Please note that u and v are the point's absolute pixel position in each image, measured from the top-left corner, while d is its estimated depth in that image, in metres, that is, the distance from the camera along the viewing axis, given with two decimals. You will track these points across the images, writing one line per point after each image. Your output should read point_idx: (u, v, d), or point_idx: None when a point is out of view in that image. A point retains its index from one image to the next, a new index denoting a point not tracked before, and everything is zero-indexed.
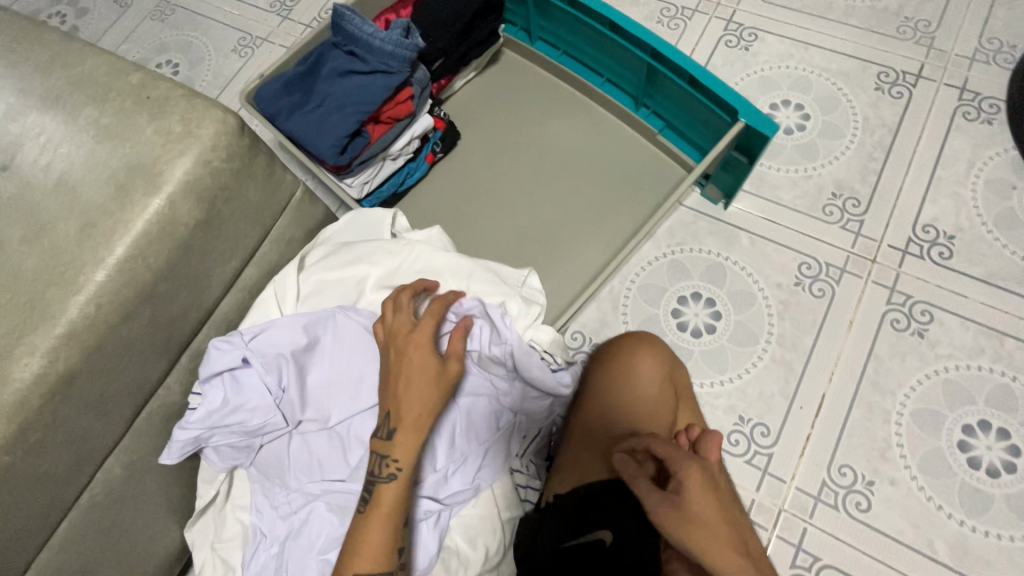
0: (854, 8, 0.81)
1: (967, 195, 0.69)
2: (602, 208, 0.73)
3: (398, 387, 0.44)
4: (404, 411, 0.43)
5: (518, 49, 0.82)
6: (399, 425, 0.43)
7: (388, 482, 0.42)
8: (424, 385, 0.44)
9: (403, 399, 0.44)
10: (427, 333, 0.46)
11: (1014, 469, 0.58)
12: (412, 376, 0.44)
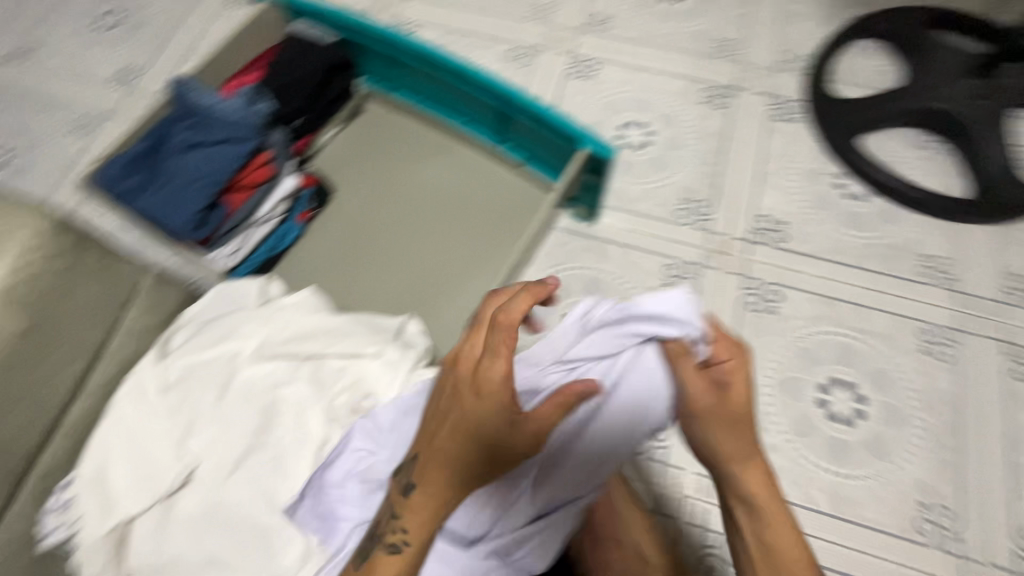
0: (675, 35, 0.92)
1: (790, 184, 0.80)
2: (483, 243, 0.75)
3: (442, 439, 0.42)
4: (431, 466, 0.42)
5: (381, 100, 0.85)
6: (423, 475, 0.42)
7: (387, 548, 0.41)
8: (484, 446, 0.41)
9: (433, 465, 0.41)
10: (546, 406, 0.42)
11: (863, 416, 0.67)
12: (468, 435, 0.41)
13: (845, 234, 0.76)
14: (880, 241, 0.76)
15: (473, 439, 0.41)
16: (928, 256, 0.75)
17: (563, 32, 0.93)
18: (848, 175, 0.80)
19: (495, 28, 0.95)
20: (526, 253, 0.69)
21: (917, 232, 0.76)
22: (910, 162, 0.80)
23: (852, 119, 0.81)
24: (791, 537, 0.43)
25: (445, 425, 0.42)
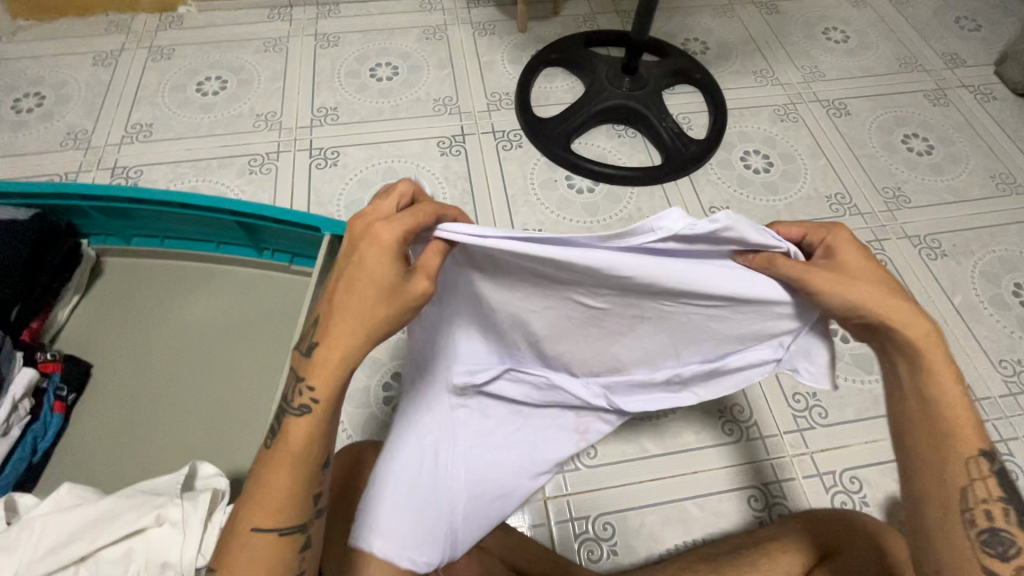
0: (398, 107, 1.02)
1: (534, 198, 0.92)
2: (272, 354, 0.73)
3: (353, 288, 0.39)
4: (334, 340, 0.39)
5: (117, 253, 0.80)
6: (320, 339, 0.39)
7: (299, 413, 0.40)
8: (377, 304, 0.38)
9: (338, 320, 0.39)
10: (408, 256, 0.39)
11: None
12: (368, 297, 0.38)
13: (589, 222, 0.90)
14: (616, 216, 0.91)
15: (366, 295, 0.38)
16: (652, 215, 0.91)
17: (297, 133, 0.98)
18: (574, 174, 0.95)
19: (228, 148, 0.97)
20: None
21: (639, 199, 0.92)
22: (614, 149, 0.98)
23: (559, 130, 0.97)
24: (948, 374, 0.42)
25: (332, 329, 0.39)
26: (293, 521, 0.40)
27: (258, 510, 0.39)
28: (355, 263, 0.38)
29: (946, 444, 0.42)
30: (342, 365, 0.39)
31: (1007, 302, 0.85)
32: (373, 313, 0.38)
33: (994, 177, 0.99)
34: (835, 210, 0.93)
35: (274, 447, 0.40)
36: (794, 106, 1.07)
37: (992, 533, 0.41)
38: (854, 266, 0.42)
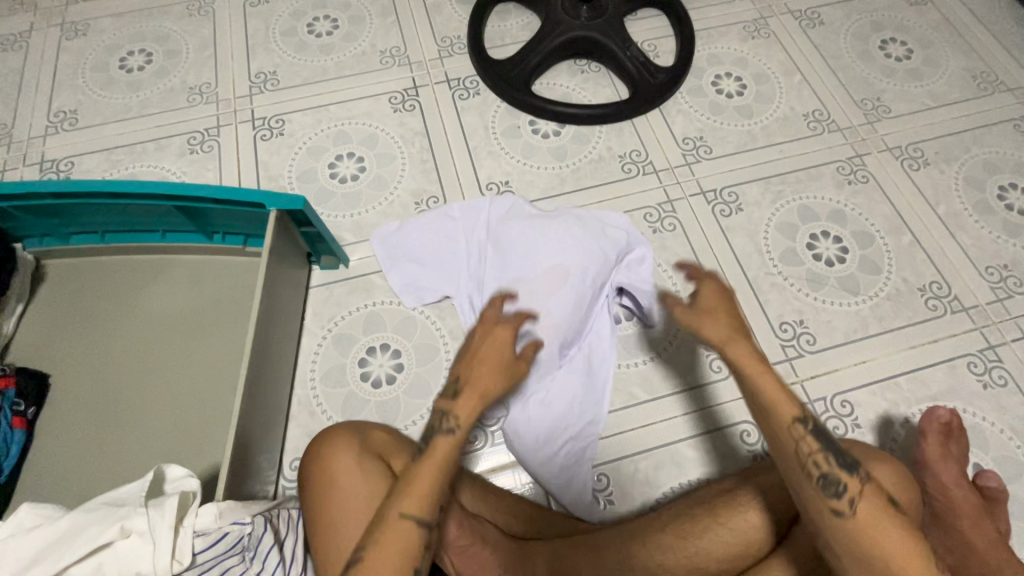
0: (342, 65, 0.95)
1: (498, 148, 0.87)
2: (239, 343, 0.70)
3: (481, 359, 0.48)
4: (477, 384, 0.46)
5: (58, 255, 0.74)
6: (466, 387, 0.46)
7: (445, 436, 0.44)
8: (499, 372, 0.47)
9: (484, 370, 0.47)
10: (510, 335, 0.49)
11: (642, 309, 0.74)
12: (496, 360, 0.48)
13: (558, 167, 0.85)
14: (586, 159, 0.86)
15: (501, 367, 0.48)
16: (623, 154, 0.86)
17: (236, 103, 0.91)
18: (538, 119, 0.89)
19: (163, 128, 0.89)
20: (281, 329, 0.66)
21: (609, 139, 0.87)
22: (578, 86, 0.92)
23: (518, 71, 0.90)
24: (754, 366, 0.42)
25: (472, 380, 0.47)
26: (433, 515, 0.43)
27: (408, 500, 0.42)
28: (481, 340, 0.49)
29: (771, 418, 0.42)
30: (483, 399, 0.46)
31: (992, 206, 0.82)
32: (498, 363, 0.48)
33: (975, 76, 0.94)
34: (814, 128, 0.89)
35: (420, 464, 0.44)
36: (765, 20, 1.00)
37: (830, 477, 0.40)
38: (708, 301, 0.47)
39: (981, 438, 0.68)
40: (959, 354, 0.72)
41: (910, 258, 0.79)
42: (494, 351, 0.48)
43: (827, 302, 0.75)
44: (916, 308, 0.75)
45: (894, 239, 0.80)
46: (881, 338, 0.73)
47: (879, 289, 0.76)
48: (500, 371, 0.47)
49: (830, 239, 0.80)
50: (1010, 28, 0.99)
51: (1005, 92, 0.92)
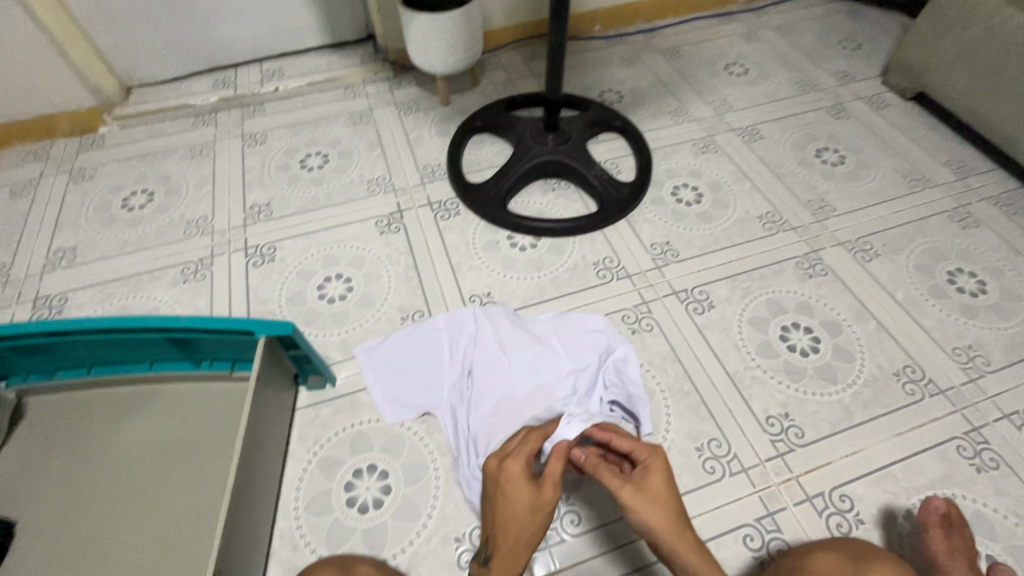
0: (332, 194, 1.03)
1: (479, 262, 0.92)
2: (219, 474, 0.68)
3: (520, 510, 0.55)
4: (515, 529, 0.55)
5: (42, 391, 0.74)
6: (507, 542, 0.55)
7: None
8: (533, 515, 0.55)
9: (523, 522, 0.55)
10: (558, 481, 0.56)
11: (634, 415, 0.74)
12: (534, 508, 0.55)
13: (537, 277, 0.90)
14: (562, 267, 0.91)
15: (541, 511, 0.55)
16: (597, 261, 0.92)
17: (231, 233, 0.97)
18: (515, 233, 0.96)
19: (158, 260, 0.93)
20: (265, 456, 0.65)
21: (583, 248, 0.94)
22: (550, 202, 1.00)
23: (495, 192, 0.98)
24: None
25: (513, 524, 0.55)
26: None
27: None
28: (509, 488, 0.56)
29: None
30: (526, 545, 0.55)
31: (945, 290, 0.88)
32: (529, 509, 0.55)
33: (904, 175, 1.05)
34: (769, 228, 0.96)
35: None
36: (712, 137, 1.12)
37: None
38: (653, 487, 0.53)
39: (987, 526, 0.66)
40: (946, 438, 0.73)
41: (879, 344, 0.82)
42: (522, 494, 0.55)
43: (809, 393, 0.77)
44: (895, 393, 0.77)
45: (861, 326, 0.84)
46: (867, 426, 0.74)
47: (856, 376, 0.79)
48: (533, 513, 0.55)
49: (801, 331, 0.83)
50: (926, 134, 1.13)
51: (934, 188, 1.03)
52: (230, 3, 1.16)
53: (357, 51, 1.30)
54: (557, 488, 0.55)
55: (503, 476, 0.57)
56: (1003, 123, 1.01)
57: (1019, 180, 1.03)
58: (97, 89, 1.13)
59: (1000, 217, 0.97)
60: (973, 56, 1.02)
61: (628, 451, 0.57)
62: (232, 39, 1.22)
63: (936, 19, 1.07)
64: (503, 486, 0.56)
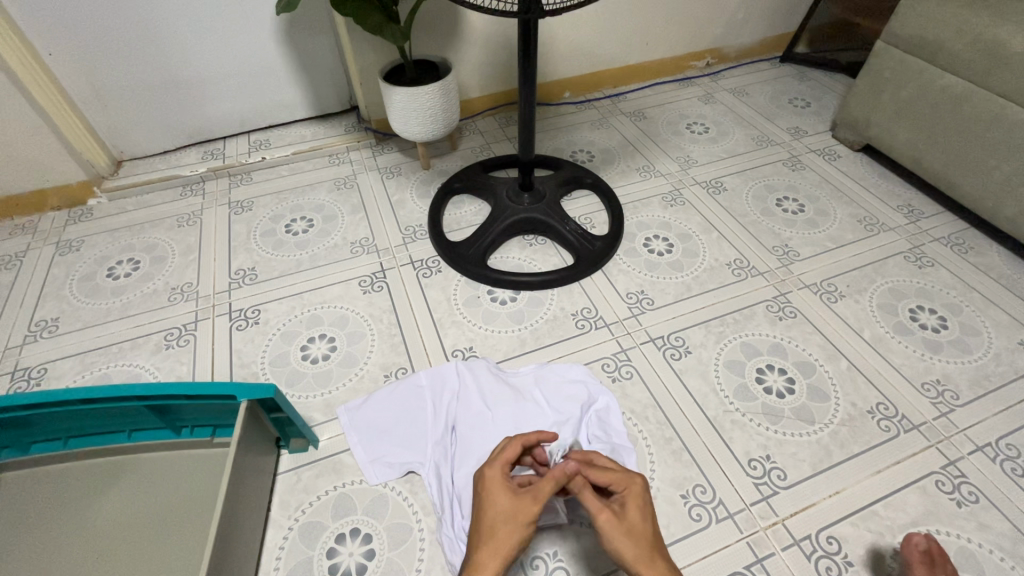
0: (317, 257, 1.06)
1: (460, 317, 0.94)
2: (196, 546, 0.66)
3: (499, 516, 0.52)
4: (494, 535, 0.51)
5: (16, 466, 0.72)
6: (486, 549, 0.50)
7: None
8: (511, 524, 0.51)
9: (501, 529, 0.51)
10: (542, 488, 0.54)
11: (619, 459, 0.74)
12: (514, 515, 0.52)
13: (518, 329, 0.92)
14: (542, 319, 0.93)
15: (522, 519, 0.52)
16: (575, 312, 0.95)
17: (216, 298, 0.98)
18: (495, 288, 0.99)
19: (141, 327, 0.94)
20: (244, 523, 0.64)
21: (561, 300, 0.97)
22: (528, 257, 1.05)
23: (474, 248, 1.02)
24: None
25: (496, 530, 0.51)
26: None
27: None
28: (489, 497, 0.54)
29: None
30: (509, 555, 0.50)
31: (908, 327, 0.92)
32: (509, 515, 0.52)
33: (860, 220, 1.12)
34: (738, 274, 1.01)
35: None
36: (679, 191, 1.19)
37: None
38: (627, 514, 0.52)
39: (973, 562, 0.66)
40: (924, 474, 0.74)
41: (852, 382, 0.84)
42: (502, 500, 0.53)
43: (787, 434, 0.78)
44: (871, 430, 0.79)
45: (832, 365, 0.86)
46: (847, 464, 0.75)
47: (832, 415, 0.80)
48: (512, 522, 0.52)
49: (776, 372, 0.86)
50: (876, 182, 1.21)
51: (889, 231, 1.09)
52: (221, 82, 1.23)
53: (341, 121, 1.37)
54: (540, 493, 0.53)
55: (482, 485, 0.56)
56: (943, 170, 1.09)
57: (966, 221, 1.10)
58: (89, 163, 1.17)
59: (953, 256, 1.03)
60: (908, 111, 1.12)
61: (607, 482, 0.56)
62: (222, 114, 1.29)
63: (871, 80, 1.18)
64: (483, 487, 0.55)
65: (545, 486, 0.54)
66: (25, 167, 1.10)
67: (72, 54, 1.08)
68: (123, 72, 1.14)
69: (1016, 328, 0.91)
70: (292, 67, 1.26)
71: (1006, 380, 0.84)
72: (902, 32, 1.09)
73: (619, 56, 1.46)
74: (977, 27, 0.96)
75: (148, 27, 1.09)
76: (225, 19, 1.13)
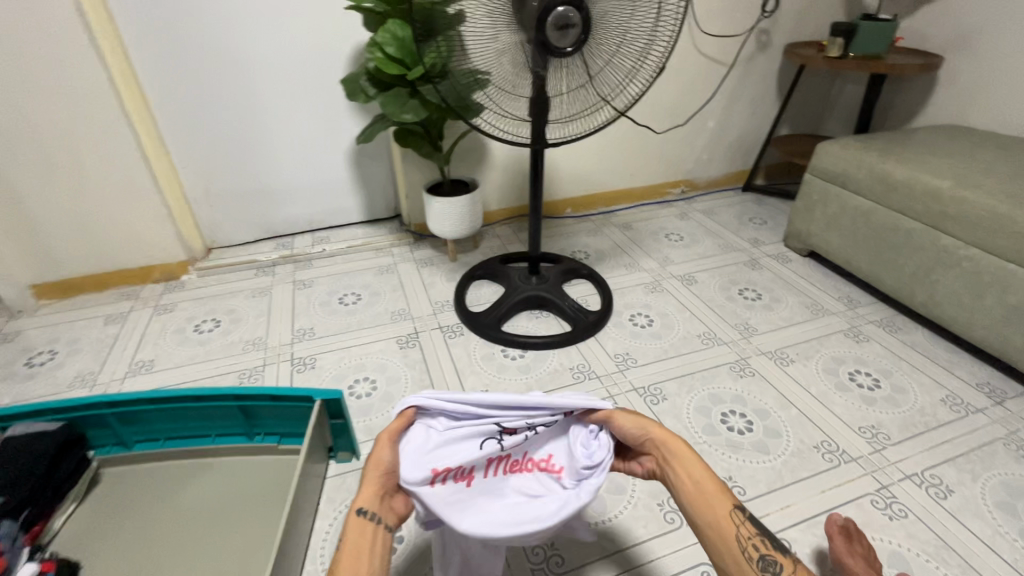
0: (364, 320, 1.31)
1: (479, 368, 1.15)
2: (266, 523, 0.83)
3: (377, 477, 0.57)
4: (369, 481, 0.56)
5: (120, 460, 0.91)
6: (364, 486, 0.55)
7: (379, 523, 0.53)
8: (375, 474, 0.57)
9: (372, 471, 0.57)
10: (385, 454, 0.59)
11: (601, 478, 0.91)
12: (380, 467, 0.58)
13: (525, 378, 1.13)
14: (545, 371, 1.14)
15: (382, 468, 0.58)
16: (572, 366, 1.16)
17: (281, 348, 1.21)
18: (506, 347, 1.21)
19: (220, 368, 1.16)
20: (303, 505, 0.80)
21: (561, 357, 1.19)
22: (534, 326, 1.29)
23: (491, 316, 1.26)
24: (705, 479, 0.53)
25: (368, 475, 0.56)
26: (382, 502, 0.55)
27: (364, 502, 0.54)
28: (376, 467, 0.57)
29: (712, 507, 0.51)
30: (379, 478, 0.57)
31: (847, 385, 1.11)
32: (382, 466, 0.58)
33: (808, 306, 1.36)
34: (706, 343, 1.23)
35: (361, 522, 0.52)
36: (659, 281, 1.46)
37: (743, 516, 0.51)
38: (669, 451, 0.56)
39: (902, 562, 0.79)
40: (861, 494, 0.89)
41: (800, 424, 1.02)
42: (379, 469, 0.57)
43: (746, 460, 0.95)
44: (816, 460, 0.95)
45: (784, 412, 1.05)
46: (797, 484, 0.90)
47: (784, 448, 0.97)
48: (377, 472, 0.57)
49: (737, 416, 1.04)
50: (820, 278, 1.48)
51: (831, 315, 1.33)
52: (300, 192, 1.59)
53: (386, 224, 1.71)
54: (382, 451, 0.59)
55: (368, 470, 0.57)
56: (869, 268, 1.36)
57: (895, 309, 1.34)
58: (189, 247, 1.49)
59: (884, 334, 1.25)
60: (834, 224, 1.42)
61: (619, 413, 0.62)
62: (295, 216, 1.63)
63: (805, 201, 1.51)
64: (372, 459, 0.58)
65: (380, 455, 0.59)
66: (143, 247, 1.42)
67: (196, 169, 1.46)
68: (228, 181, 1.50)
69: (937, 388, 1.10)
70: (354, 182, 1.63)
71: (929, 426, 1.01)
72: (819, 167, 1.44)
73: (610, 182, 1.83)
74: (869, 164, 1.30)
75: (256, 151, 1.48)
76: (313, 147, 1.52)
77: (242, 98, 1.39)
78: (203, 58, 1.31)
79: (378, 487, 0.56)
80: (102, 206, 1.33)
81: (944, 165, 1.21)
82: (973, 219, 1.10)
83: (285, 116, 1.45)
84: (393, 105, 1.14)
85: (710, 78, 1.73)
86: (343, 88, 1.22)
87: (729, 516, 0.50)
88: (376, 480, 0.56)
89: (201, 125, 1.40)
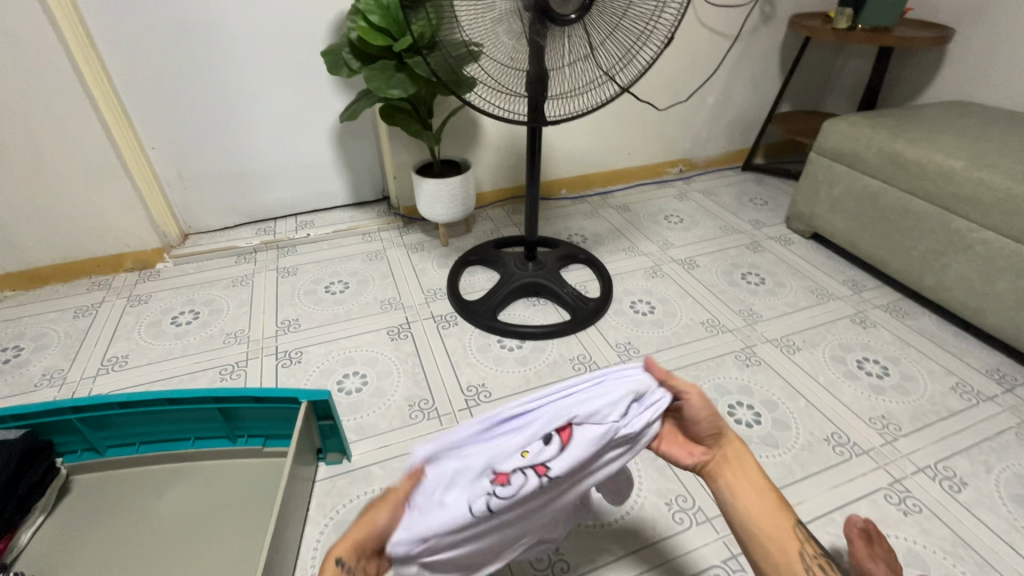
0: (352, 310, 1.24)
1: (475, 361, 1.10)
2: (251, 531, 0.78)
3: (363, 535, 0.49)
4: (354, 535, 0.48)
5: (92, 466, 0.85)
6: (349, 536, 0.48)
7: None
8: (363, 530, 0.49)
9: (361, 526, 0.49)
10: (386, 508, 0.50)
11: None
12: (369, 526, 0.49)
13: (523, 370, 1.08)
14: (544, 362, 1.09)
15: (371, 530, 0.49)
16: (573, 357, 1.11)
17: (264, 341, 1.15)
18: (503, 337, 1.16)
19: (200, 363, 1.09)
20: (291, 515, 0.75)
21: (560, 348, 1.14)
22: (532, 315, 1.24)
23: (487, 305, 1.20)
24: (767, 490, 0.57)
25: (355, 530, 0.49)
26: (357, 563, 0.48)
27: (340, 552, 0.47)
28: (367, 523, 0.49)
29: (773, 519, 0.55)
30: (360, 542, 0.48)
31: (856, 373, 1.08)
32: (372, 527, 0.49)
33: (813, 291, 1.32)
34: (710, 330, 1.19)
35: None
36: (659, 266, 1.41)
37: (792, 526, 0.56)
38: (734, 452, 0.59)
39: (919, 560, 0.76)
40: (875, 489, 0.86)
41: (809, 416, 0.98)
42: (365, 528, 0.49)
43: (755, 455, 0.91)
44: (827, 454, 0.91)
45: (793, 403, 1.01)
46: (809, 480, 0.87)
47: (794, 441, 0.94)
48: (366, 530, 0.49)
49: (745, 407, 1.00)
50: (824, 262, 1.44)
51: (837, 299, 1.29)
52: (281, 173, 1.50)
53: (374, 207, 1.63)
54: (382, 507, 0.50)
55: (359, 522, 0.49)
56: (875, 251, 1.32)
57: (901, 293, 1.31)
58: (163, 233, 1.40)
59: (891, 320, 1.22)
60: (840, 205, 1.38)
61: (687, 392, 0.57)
62: (276, 199, 1.54)
63: (810, 181, 1.45)
64: (370, 510, 0.50)
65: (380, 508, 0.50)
66: (114, 234, 1.33)
67: (168, 150, 1.36)
68: (203, 162, 1.41)
69: (947, 376, 1.07)
70: (339, 163, 1.54)
71: (940, 415, 0.99)
72: (826, 145, 1.38)
73: (607, 161, 1.76)
74: (879, 142, 1.25)
75: (232, 129, 1.38)
76: (293, 125, 1.43)
77: (215, 72, 1.29)
78: (170, 28, 1.20)
79: (359, 547, 0.48)
80: (66, 190, 1.23)
81: (958, 143, 1.16)
82: (989, 200, 1.06)
83: (262, 92, 1.35)
84: (379, 80, 1.05)
85: (711, 51, 1.65)
86: (324, 60, 1.13)
87: (791, 528, 0.54)
88: (358, 541, 0.48)
89: (171, 102, 1.30)
